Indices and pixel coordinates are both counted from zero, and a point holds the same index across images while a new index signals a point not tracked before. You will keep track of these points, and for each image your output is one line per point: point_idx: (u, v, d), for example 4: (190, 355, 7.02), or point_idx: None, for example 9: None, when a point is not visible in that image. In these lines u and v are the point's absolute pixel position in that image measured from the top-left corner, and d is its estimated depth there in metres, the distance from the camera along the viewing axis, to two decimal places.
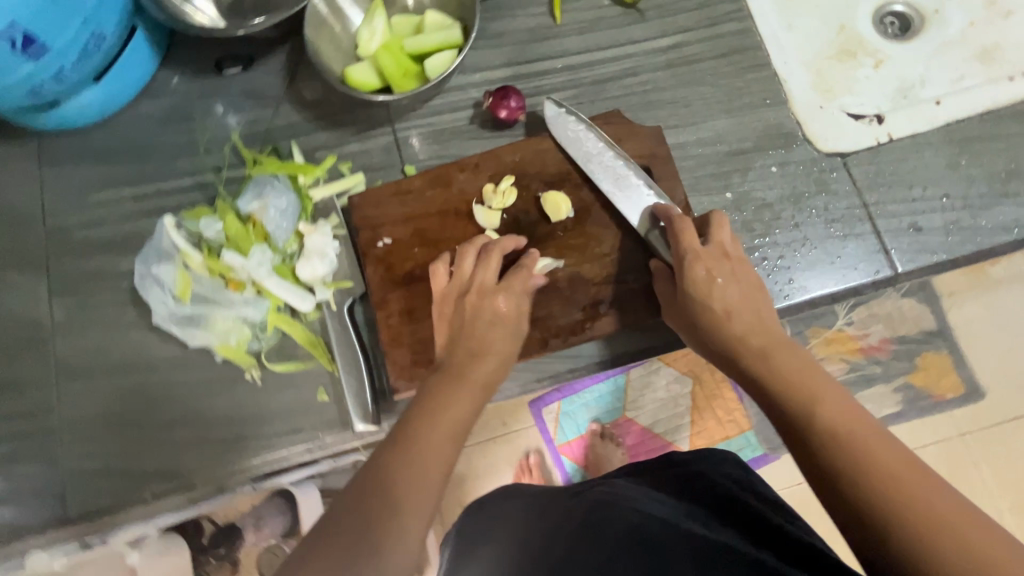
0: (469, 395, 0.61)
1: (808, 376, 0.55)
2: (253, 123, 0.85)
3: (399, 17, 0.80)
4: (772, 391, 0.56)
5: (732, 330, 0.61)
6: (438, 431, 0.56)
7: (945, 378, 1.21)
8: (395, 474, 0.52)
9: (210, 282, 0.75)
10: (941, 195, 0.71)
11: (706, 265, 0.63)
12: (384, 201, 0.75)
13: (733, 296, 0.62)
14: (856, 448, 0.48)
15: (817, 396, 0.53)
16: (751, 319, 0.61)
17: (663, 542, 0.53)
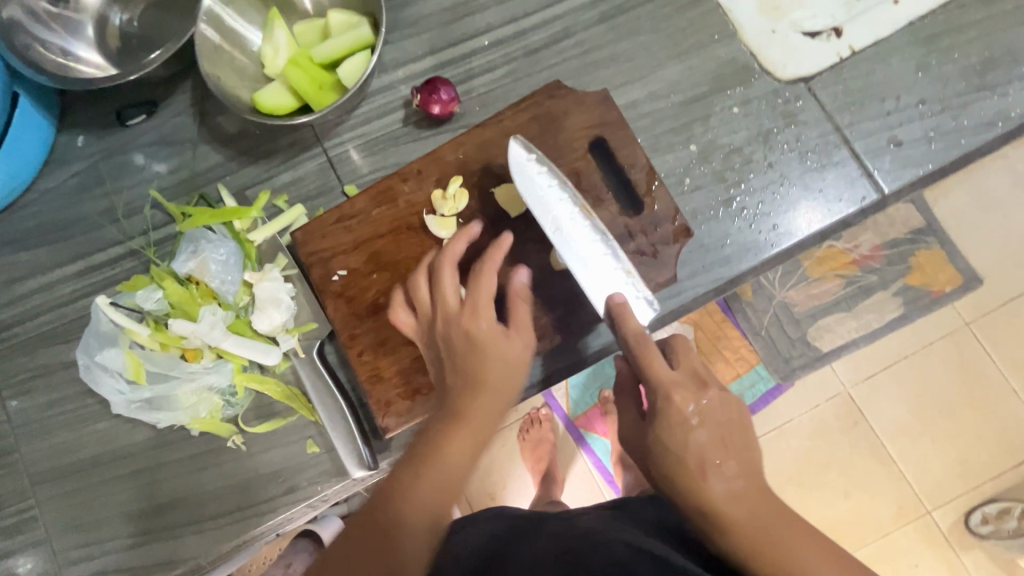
0: (468, 434, 0.52)
1: (786, 537, 0.48)
2: (172, 173, 0.77)
3: (300, 25, 0.72)
4: (750, 564, 0.47)
5: (709, 492, 0.49)
6: (440, 475, 0.49)
7: (943, 273, 1.17)
8: (419, 507, 0.47)
9: (164, 356, 0.69)
10: (916, 102, 0.66)
11: (672, 417, 0.51)
12: (329, 231, 0.69)
13: (707, 448, 0.50)
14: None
15: (809, 564, 0.47)
16: (730, 467, 0.50)
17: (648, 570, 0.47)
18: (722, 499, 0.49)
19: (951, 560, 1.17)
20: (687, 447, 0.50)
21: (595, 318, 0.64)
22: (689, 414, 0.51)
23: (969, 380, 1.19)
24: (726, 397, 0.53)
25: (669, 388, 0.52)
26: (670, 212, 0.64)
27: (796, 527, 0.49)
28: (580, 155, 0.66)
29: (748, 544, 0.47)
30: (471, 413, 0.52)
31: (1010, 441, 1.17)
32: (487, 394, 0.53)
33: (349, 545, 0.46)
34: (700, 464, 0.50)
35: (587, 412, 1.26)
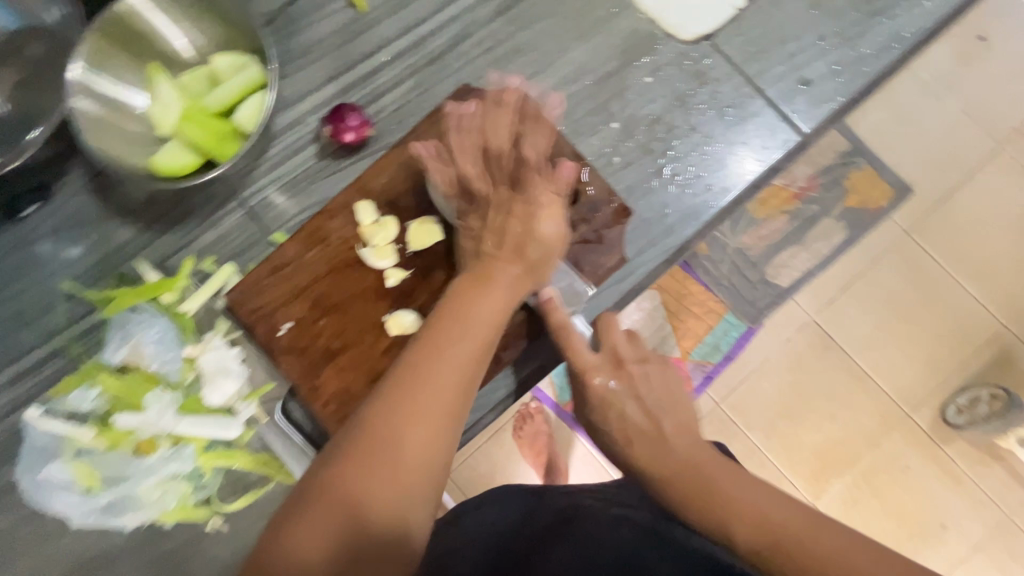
0: (462, 358, 0.49)
1: (721, 471, 0.49)
2: (82, 259, 0.72)
3: (185, 76, 0.68)
4: (684, 506, 0.48)
5: (638, 454, 0.53)
6: (427, 407, 0.46)
7: (876, 189, 1.22)
8: (400, 466, 0.44)
9: (117, 455, 0.64)
10: (817, 39, 0.67)
11: (603, 394, 0.56)
12: (264, 285, 0.65)
13: (633, 419, 0.54)
14: (790, 536, 0.43)
15: (731, 490, 0.47)
16: (649, 432, 0.53)
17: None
18: (649, 462, 0.52)
19: (935, 458, 1.23)
20: (613, 419, 0.55)
21: None
22: (611, 380, 0.56)
23: (919, 287, 1.24)
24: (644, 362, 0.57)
25: (588, 371, 0.57)
26: (606, 194, 0.63)
27: (720, 471, 0.49)
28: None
29: (674, 487, 0.49)
30: (456, 337, 0.50)
31: (964, 335, 1.24)
32: (457, 361, 0.49)
33: (294, 519, 0.43)
34: (625, 435, 0.54)
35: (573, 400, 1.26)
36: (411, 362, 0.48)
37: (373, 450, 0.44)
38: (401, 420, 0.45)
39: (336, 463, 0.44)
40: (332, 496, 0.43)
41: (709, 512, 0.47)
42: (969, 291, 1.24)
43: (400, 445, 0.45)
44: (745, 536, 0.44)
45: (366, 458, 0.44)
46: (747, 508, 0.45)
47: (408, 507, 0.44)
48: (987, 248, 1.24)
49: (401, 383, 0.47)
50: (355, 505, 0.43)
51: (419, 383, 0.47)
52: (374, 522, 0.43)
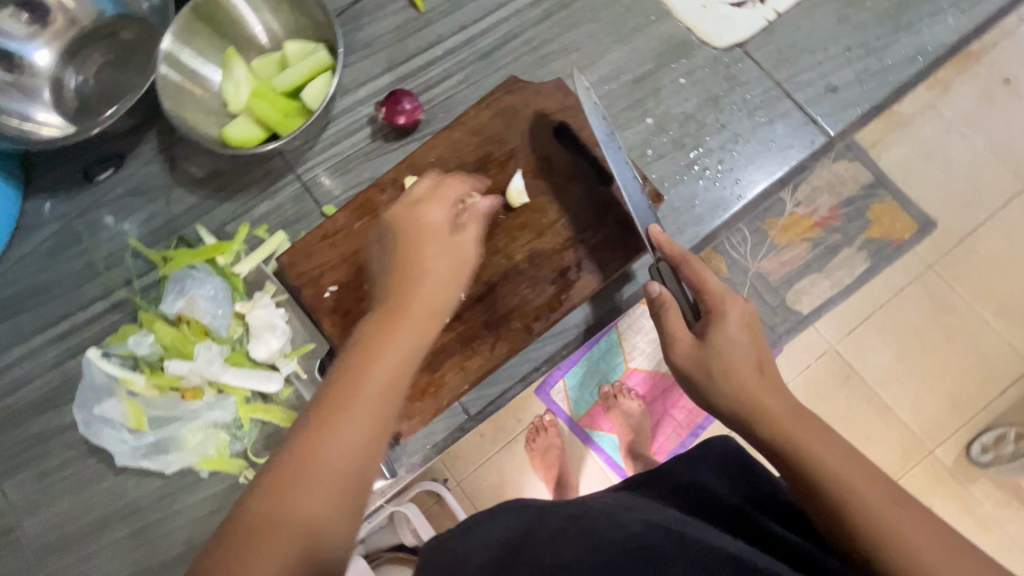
0: (394, 359, 0.50)
1: (832, 444, 0.49)
2: (148, 222, 0.78)
3: (259, 59, 0.74)
4: (796, 451, 0.48)
5: (758, 394, 0.52)
6: (360, 415, 0.46)
7: (899, 221, 1.23)
8: (326, 480, 0.44)
9: (164, 400, 0.68)
10: (843, 50, 0.71)
11: (727, 329, 0.55)
12: (315, 250, 0.70)
13: (758, 354, 0.55)
14: (895, 531, 0.43)
15: (848, 470, 0.47)
16: (766, 381, 0.53)
17: (663, 547, 0.46)
18: (772, 404, 0.52)
19: (959, 491, 1.20)
20: (739, 352, 0.54)
21: (586, 290, 0.66)
22: (736, 322, 0.56)
23: (942, 314, 1.25)
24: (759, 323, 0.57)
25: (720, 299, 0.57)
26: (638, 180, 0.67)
27: (830, 443, 0.49)
28: (545, 140, 0.69)
29: (788, 435, 0.50)
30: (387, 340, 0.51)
31: (990, 365, 1.23)
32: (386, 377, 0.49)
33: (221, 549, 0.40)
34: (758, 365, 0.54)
35: (590, 411, 1.27)
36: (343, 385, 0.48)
37: (301, 467, 0.44)
38: (330, 437, 0.45)
39: (263, 488, 0.43)
40: (260, 522, 0.41)
41: (816, 468, 0.47)
42: (995, 321, 1.24)
43: (325, 461, 0.44)
44: (853, 516, 0.45)
45: (295, 474, 0.43)
46: (856, 484, 0.46)
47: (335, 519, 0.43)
48: (1012, 279, 1.24)
49: (330, 399, 0.47)
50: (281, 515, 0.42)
51: (342, 401, 0.46)
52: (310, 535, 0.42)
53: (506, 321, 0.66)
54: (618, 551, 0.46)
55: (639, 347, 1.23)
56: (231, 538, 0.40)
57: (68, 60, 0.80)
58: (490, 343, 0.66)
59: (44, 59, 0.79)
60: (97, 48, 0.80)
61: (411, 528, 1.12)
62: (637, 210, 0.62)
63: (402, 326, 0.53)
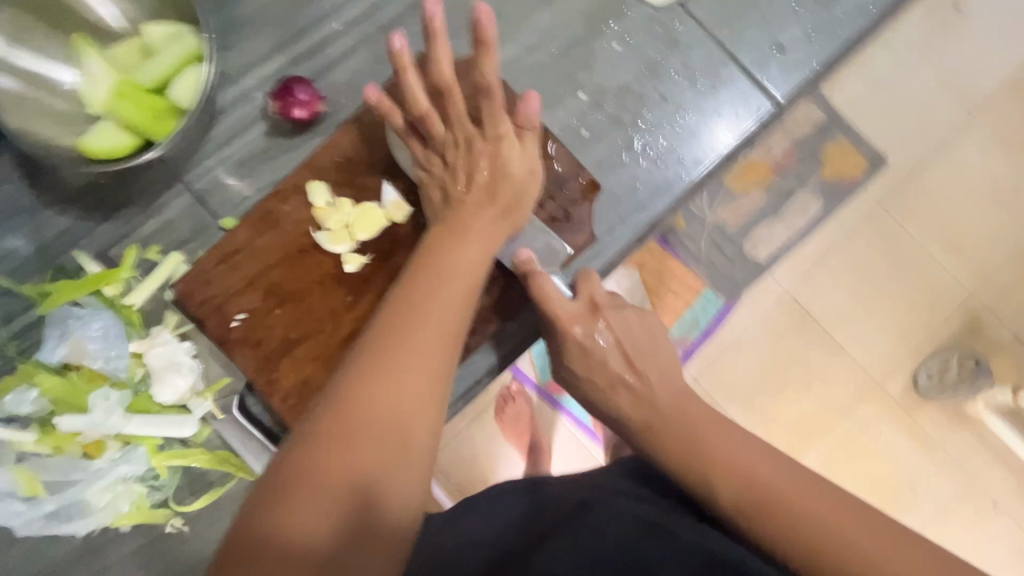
0: (464, 271, 0.51)
1: (735, 443, 0.47)
2: (16, 250, 0.66)
3: (116, 49, 0.62)
4: (679, 456, 0.47)
5: (627, 410, 0.52)
6: (429, 336, 0.46)
7: (851, 159, 1.21)
8: (412, 407, 0.43)
9: (59, 462, 0.59)
10: (791, 1, 0.64)
11: (573, 346, 0.54)
12: (213, 275, 0.61)
13: (614, 369, 0.53)
14: (825, 537, 0.39)
15: (740, 463, 0.45)
16: (642, 387, 0.52)
17: (650, 556, 0.41)
18: (634, 415, 0.51)
19: (909, 425, 1.24)
20: (593, 369, 0.54)
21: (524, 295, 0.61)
22: (590, 337, 0.54)
23: (893, 257, 1.24)
24: (620, 314, 0.55)
25: (566, 322, 0.54)
26: (573, 168, 0.60)
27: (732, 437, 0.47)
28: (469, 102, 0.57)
29: (676, 440, 0.48)
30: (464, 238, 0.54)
31: (937, 304, 1.25)
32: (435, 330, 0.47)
33: (279, 493, 0.38)
34: (610, 381, 0.53)
35: (555, 378, 1.24)
36: (401, 319, 0.47)
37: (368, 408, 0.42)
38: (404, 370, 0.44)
39: (327, 427, 0.41)
40: (319, 464, 0.39)
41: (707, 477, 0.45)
42: (942, 260, 1.25)
43: (403, 400, 0.43)
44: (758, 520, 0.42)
45: (361, 416, 0.41)
46: (754, 477, 0.44)
47: (410, 467, 0.42)
48: (960, 216, 1.24)
49: (400, 317, 0.47)
50: (349, 472, 0.39)
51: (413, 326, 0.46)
52: (367, 478, 0.40)
53: None
54: (599, 547, 0.43)
55: None
56: (292, 479, 0.39)
57: None
58: None
59: None
60: None
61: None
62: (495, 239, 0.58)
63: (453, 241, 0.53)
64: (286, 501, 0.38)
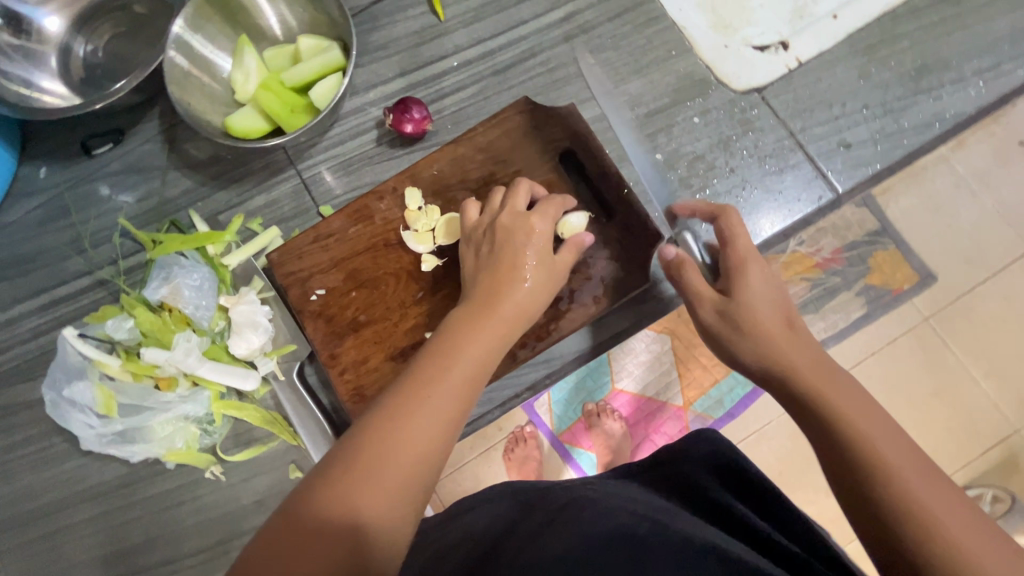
0: (502, 324, 0.53)
1: (844, 387, 0.50)
2: (142, 201, 0.76)
3: (270, 51, 0.74)
4: (791, 376, 0.52)
5: (778, 346, 0.53)
6: (452, 384, 0.48)
7: (899, 271, 1.23)
8: (411, 456, 0.43)
9: (136, 387, 0.67)
10: (861, 107, 0.71)
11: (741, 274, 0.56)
12: (306, 251, 0.69)
13: (779, 306, 0.56)
14: (904, 472, 0.43)
15: (843, 395, 0.49)
16: (790, 334, 0.54)
17: (648, 537, 0.44)
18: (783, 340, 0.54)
19: None
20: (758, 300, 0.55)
21: (575, 323, 0.65)
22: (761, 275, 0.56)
23: (932, 370, 1.24)
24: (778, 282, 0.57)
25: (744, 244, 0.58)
26: (642, 218, 0.66)
27: (862, 408, 0.47)
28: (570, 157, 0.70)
29: (791, 362, 0.52)
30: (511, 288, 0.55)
31: (974, 427, 1.22)
32: (445, 393, 0.47)
33: (283, 517, 0.40)
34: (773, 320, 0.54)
35: (571, 427, 1.18)
36: (427, 364, 0.49)
37: (376, 450, 0.43)
38: (416, 418, 0.45)
39: (335, 463, 0.42)
40: (321, 495, 0.41)
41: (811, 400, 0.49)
42: (984, 383, 1.23)
43: (403, 447, 0.43)
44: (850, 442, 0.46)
45: (365, 458, 0.42)
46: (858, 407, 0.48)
47: (398, 513, 0.42)
48: (1004, 343, 1.24)
49: (430, 362, 0.49)
50: (343, 510, 0.40)
51: (437, 372, 0.48)
52: (362, 519, 0.40)
53: None
54: (598, 538, 0.44)
55: (628, 370, 1.15)
56: (294, 508, 0.40)
57: (78, 29, 0.78)
58: None
59: (54, 26, 0.78)
60: (107, 20, 0.79)
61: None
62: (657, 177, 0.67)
63: (504, 287, 0.55)
64: (285, 525, 0.39)
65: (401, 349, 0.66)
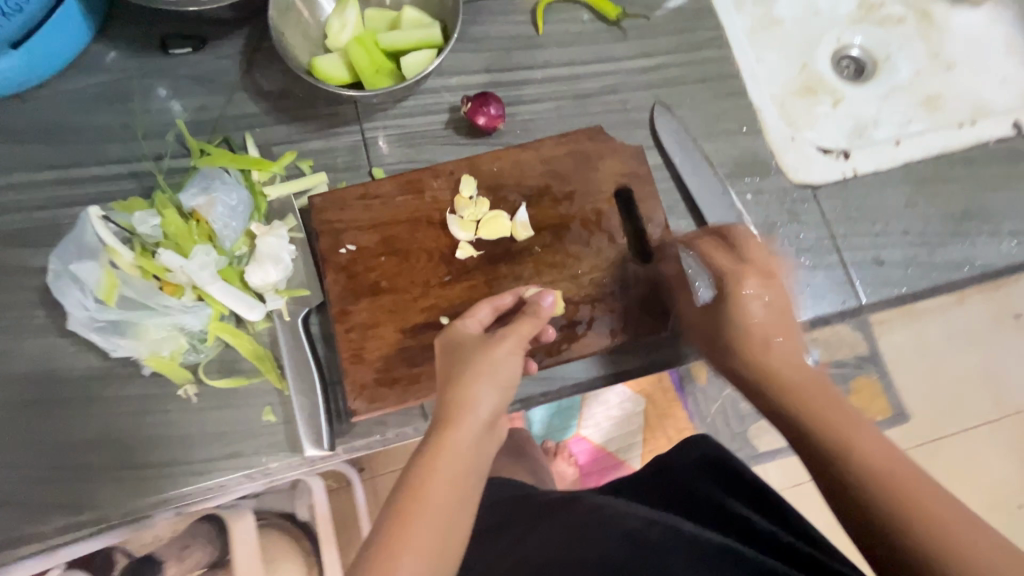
0: (454, 449, 0.50)
1: (844, 413, 0.52)
2: (203, 110, 0.77)
3: (373, 11, 0.75)
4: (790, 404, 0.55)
5: (768, 366, 0.58)
6: (417, 540, 0.45)
7: (875, 402, 1.27)
8: None
9: (141, 284, 0.65)
10: (901, 231, 0.74)
11: (731, 290, 0.62)
12: (348, 205, 0.69)
13: (774, 319, 0.61)
14: (924, 513, 0.44)
15: (852, 433, 0.50)
16: (775, 353, 0.59)
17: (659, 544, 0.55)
18: (773, 369, 0.58)
19: None
20: (749, 321, 0.61)
21: (587, 349, 0.66)
22: (751, 290, 0.62)
23: None
24: (778, 283, 0.63)
25: (738, 283, 0.62)
26: (676, 269, 0.68)
27: (822, 393, 0.54)
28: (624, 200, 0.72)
29: (788, 392, 0.56)
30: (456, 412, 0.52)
31: None
32: (417, 553, 0.45)
33: None
34: (763, 339, 0.60)
35: None
36: (386, 523, 0.46)
37: None
38: None
39: None
40: None
41: (810, 428, 0.52)
42: None
43: None
44: (859, 482, 0.47)
45: None
46: (867, 438, 0.49)
47: None
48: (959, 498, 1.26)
49: (391, 522, 0.46)
50: None
51: (401, 527, 0.45)
52: None
53: None
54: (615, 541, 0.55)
55: (598, 419, 1.20)
56: None
57: None
58: None
59: None
60: None
61: (305, 505, 1.09)
62: (720, 224, 0.72)
63: (455, 413, 0.52)
64: None
65: (413, 325, 0.66)
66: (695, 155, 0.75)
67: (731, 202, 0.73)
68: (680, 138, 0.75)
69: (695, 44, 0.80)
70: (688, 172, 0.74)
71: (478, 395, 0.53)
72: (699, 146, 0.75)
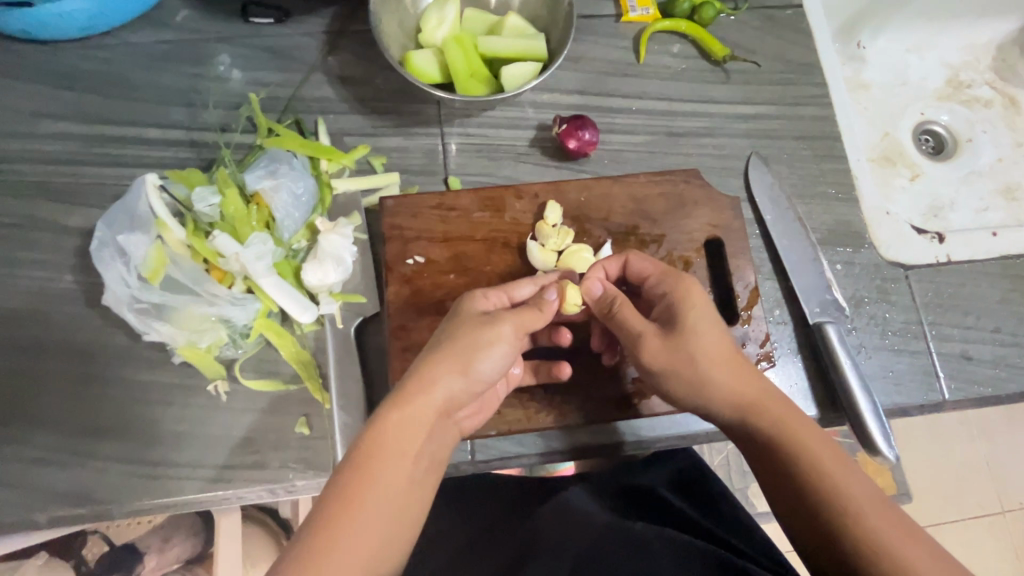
0: (415, 432, 0.46)
1: (814, 436, 0.48)
2: (275, 86, 0.72)
3: (472, 11, 0.71)
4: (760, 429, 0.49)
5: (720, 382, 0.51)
6: (358, 528, 0.41)
7: (882, 477, 1.21)
8: None
9: (191, 267, 0.60)
10: (993, 327, 0.70)
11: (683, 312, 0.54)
12: (422, 212, 0.64)
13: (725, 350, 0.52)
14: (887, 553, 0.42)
15: (818, 459, 0.46)
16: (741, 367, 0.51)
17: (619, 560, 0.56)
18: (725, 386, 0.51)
19: None
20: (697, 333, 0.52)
21: (659, 408, 0.61)
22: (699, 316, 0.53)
23: None
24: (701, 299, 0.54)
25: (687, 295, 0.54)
26: (762, 335, 0.63)
27: (817, 436, 0.48)
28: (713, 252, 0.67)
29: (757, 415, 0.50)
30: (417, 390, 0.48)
31: None
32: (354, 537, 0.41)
33: None
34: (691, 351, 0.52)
35: None
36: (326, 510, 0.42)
37: None
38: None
39: None
40: None
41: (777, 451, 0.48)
42: None
43: None
44: (823, 514, 0.45)
45: None
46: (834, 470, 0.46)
47: None
48: None
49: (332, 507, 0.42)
50: None
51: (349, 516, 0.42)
52: None
53: (564, 392, 0.61)
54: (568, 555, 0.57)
55: None
56: None
57: None
58: (539, 405, 0.61)
59: None
60: None
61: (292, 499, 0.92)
62: (811, 293, 0.67)
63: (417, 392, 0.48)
64: None
65: None
66: (790, 216, 0.70)
67: (824, 271, 0.68)
68: (776, 196, 0.71)
69: (799, 99, 0.76)
70: (782, 234, 0.69)
71: (445, 382, 0.48)
72: (794, 206, 0.71)
